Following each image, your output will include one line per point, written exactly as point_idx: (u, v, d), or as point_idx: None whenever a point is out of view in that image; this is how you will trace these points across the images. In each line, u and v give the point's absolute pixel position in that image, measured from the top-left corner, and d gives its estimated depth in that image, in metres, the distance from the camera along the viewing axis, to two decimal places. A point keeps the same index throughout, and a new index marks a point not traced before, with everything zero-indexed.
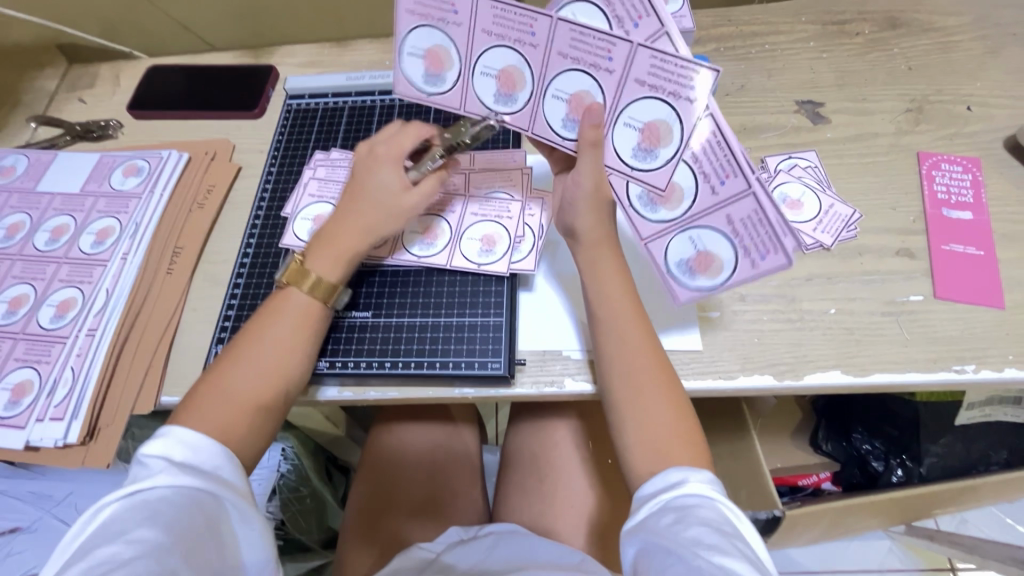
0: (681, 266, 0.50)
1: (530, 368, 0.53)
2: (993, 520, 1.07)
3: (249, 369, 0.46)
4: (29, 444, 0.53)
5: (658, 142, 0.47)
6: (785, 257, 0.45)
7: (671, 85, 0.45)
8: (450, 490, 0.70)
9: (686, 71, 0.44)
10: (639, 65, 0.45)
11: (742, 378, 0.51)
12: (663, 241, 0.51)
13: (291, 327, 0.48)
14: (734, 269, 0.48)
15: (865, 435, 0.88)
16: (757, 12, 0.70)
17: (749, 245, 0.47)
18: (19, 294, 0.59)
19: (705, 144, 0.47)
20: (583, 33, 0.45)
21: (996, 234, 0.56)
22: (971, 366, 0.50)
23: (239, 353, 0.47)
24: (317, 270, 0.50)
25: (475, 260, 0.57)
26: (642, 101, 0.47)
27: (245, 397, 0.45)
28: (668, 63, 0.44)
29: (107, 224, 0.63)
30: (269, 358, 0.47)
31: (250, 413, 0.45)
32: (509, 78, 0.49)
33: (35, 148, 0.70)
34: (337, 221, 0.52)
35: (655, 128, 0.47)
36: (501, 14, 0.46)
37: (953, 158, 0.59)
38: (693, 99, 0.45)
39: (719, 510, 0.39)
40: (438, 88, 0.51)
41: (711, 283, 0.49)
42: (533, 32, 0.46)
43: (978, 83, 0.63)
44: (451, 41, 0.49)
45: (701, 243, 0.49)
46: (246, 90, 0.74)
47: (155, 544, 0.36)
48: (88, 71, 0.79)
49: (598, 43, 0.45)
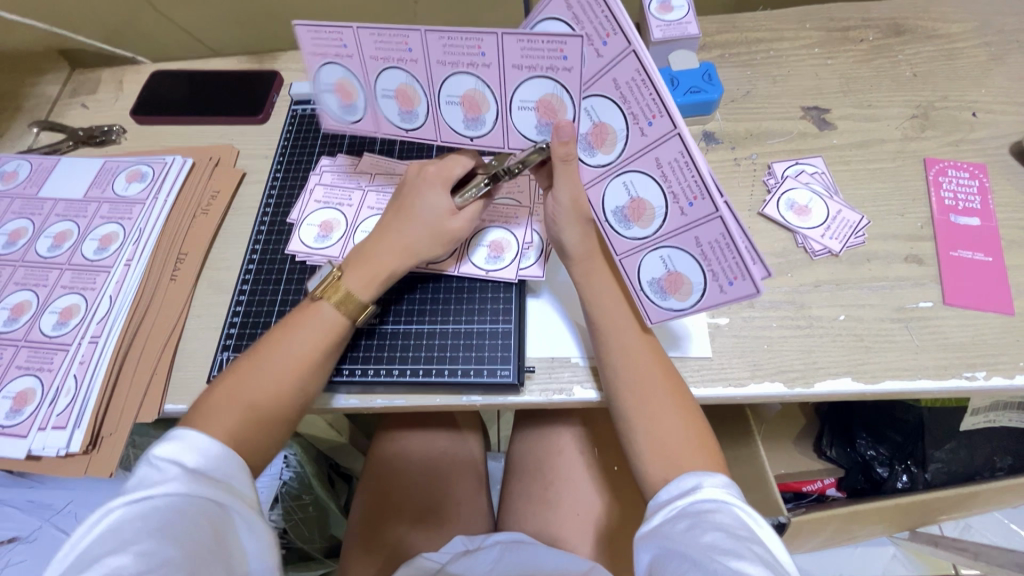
0: (653, 284, 0.48)
1: (538, 376, 0.53)
2: (998, 526, 1.07)
3: (268, 378, 0.46)
4: (31, 453, 0.52)
5: (602, 144, 0.46)
6: (753, 285, 0.42)
7: (636, 108, 0.43)
8: (456, 499, 0.69)
9: (652, 104, 0.42)
10: (623, 69, 0.42)
11: (752, 385, 0.51)
12: (636, 258, 0.49)
13: (316, 339, 0.48)
14: (702, 292, 0.46)
15: (870, 441, 0.88)
16: (762, 19, 0.70)
17: (717, 269, 0.44)
18: (21, 301, 0.59)
19: (670, 164, 0.44)
20: (643, 81, 0.42)
21: (1003, 240, 0.56)
22: (981, 373, 0.50)
23: (259, 358, 0.47)
24: (349, 287, 0.50)
25: (483, 266, 0.56)
26: (603, 101, 0.44)
27: (263, 407, 0.45)
28: (646, 88, 0.42)
29: (110, 230, 0.62)
30: (288, 369, 0.46)
31: (264, 423, 0.45)
32: (473, 101, 0.48)
33: (38, 154, 0.70)
34: (371, 242, 0.52)
35: (603, 131, 0.46)
36: (529, 46, 0.43)
37: (959, 164, 0.59)
38: (646, 133, 0.44)
39: (735, 515, 0.39)
40: (412, 125, 0.52)
41: (682, 306, 0.47)
42: (564, 56, 0.43)
43: (982, 90, 0.64)
44: (350, 74, 0.49)
45: (672, 264, 0.47)
46: (250, 96, 0.73)
47: (165, 555, 0.35)
48: (91, 76, 0.78)
49: (649, 101, 0.42)
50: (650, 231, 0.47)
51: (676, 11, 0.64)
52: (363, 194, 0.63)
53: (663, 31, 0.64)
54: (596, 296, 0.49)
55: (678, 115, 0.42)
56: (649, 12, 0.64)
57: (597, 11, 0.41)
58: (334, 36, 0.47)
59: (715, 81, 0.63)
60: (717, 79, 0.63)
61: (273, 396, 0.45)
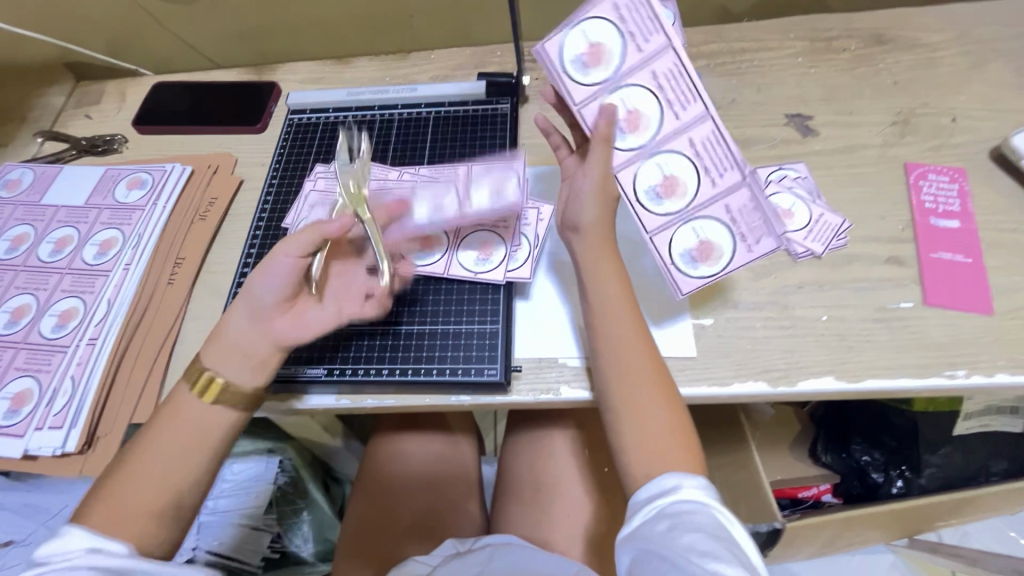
0: (685, 256, 0.51)
1: (525, 376, 0.54)
2: (996, 533, 1.06)
3: (160, 461, 0.43)
4: (27, 453, 0.53)
5: (635, 129, 0.50)
6: (778, 239, 0.49)
7: (671, 95, 0.49)
8: (448, 502, 0.70)
9: (688, 91, 0.49)
10: (662, 62, 0.49)
11: (736, 384, 0.51)
12: (668, 233, 0.51)
13: (200, 426, 0.44)
14: (733, 256, 0.50)
15: (864, 447, 0.88)
16: (747, 30, 0.72)
17: (745, 231, 0.49)
18: (22, 304, 0.60)
19: (701, 141, 0.50)
20: (680, 72, 0.49)
21: (983, 242, 0.57)
22: (961, 371, 0.50)
23: (143, 457, 0.43)
24: (211, 369, 0.45)
25: (472, 267, 0.58)
26: (639, 91, 0.50)
27: (153, 494, 0.42)
28: (683, 78, 0.49)
29: (110, 235, 0.64)
30: (178, 449, 0.43)
31: (160, 510, 0.42)
32: (498, 82, 0.51)
33: (42, 162, 0.72)
34: (223, 315, 0.47)
35: (638, 116, 0.50)
36: None
37: (939, 168, 0.61)
38: (679, 118, 0.50)
39: (713, 516, 0.40)
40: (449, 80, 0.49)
41: (711, 273, 0.51)
42: None
43: (962, 97, 0.65)
44: None
45: (704, 234, 0.50)
46: (248, 105, 0.75)
47: None
48: (95, 87, 0.81)
49: (684, 88, 0.49)
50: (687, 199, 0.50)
51: None
52: None
53: None
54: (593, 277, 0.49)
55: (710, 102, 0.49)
56: None
57: (642, 14, 0.49)
58: None
59: None
60: None
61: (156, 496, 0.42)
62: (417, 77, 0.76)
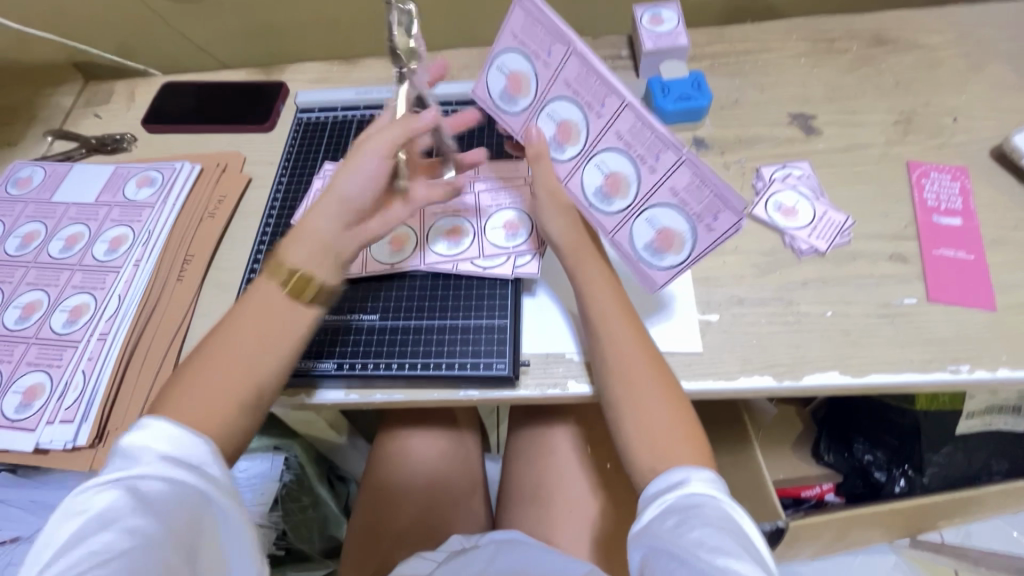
0: (648, 247, 0.51)
1: (533, 371, 0.54)
2: (999, 533, 1.06)
3: (219, 366, 0.44)
4: (38, 446, 0.53)
5: (569, 138, 0.50)
6: (735, 213, 0.46)
7: (589, 96, 0.48)
8: (456, 500, 0.70)
9: (602, 87, 0.47)
10: (570, 68, 0.48)
11: (742, 379, 0.52)
12: (626, 229, 0.51)
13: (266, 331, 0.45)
14: (693, 240, 0.49)
15: (866, 446, 0.88)
16: (750, 31, 0.73)
17: (699, 211, 0.48)
18: (33, 300, 0.61)
19: (629, 131, 0.48)
20: (589, 71, 0.47)
21: (985, 240, 0.57)
22: (965, 366, 0.51)
23: (218, 356, 0.45)
24: (296, 263, 0.46)
25: (504, 244, 0.58)
26: (564, 100, 0.49)
27: (221, 397, 0.43)
28: (593, 75, 0.47)
29: (120, 232, 0.64)
30: (244, 354, 0.45)
31: (220, 414, 0.43)
32: (517, 81, 0.50)
33: (52, 161, 0.72)
34: (308, 212, 0.47)
35: (569, 126, 0.50)
36: (530, 26, 0.48)
37: (941, 167, 0.61)
38: (603, 115, 0.48)
39: (722, 510, 0.40)
40: (508, 107, 0.52)
41: (678, 260, 0.50)
42: (548, 52, 0.48)
43: (963, 97, 0.66)
44: (524, 61, 0.49)
45: (659, 222, 0.50)
46: (257, 105, 0.76)
47: (148, 532, 0.37)
48: (103, 87, 0.81)
49: (598, 86, 0.47)
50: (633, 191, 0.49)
51: (667, 23, 0.68)
52: None
53: (654, 42, 0.67)
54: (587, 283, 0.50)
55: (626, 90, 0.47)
56: (640, 25, 0.68)
57: (538, 29, 0.48)
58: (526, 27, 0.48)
59: (704, 89, 0.65)
60: (706, 87, 0.65)
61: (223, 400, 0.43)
62: None
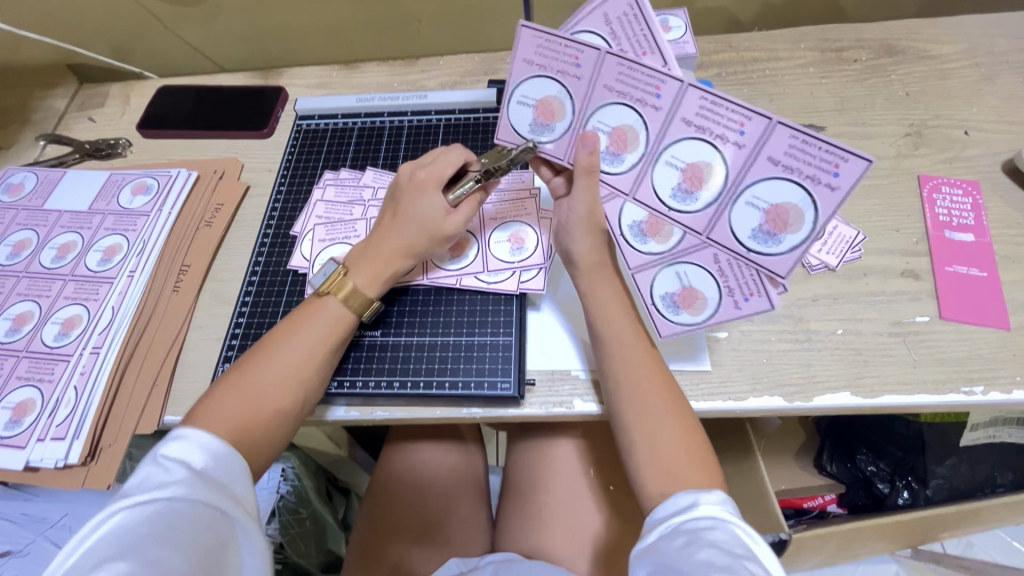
0: (667, 299, 0.51)
1: (538, 389, 0.53)
2: (1001, 544, 1.06)
3: (274, 377, 0.46)
4: (28, 464, 0.52)
5: (699, 184, 0.47)
6: (769, 301, 0.48)
7: (719, 128, 0.45)
8: (460, 517, 0.68)
9: (733, 116, 0.44)
10: (687, 104, 0.45)
11: (751, 399, 0.51)
12: (649, 273, 0.52)
13: (326, 330, 0.49)
14: (716, 306, 0.50)
15: (870, 457, 0.86)
16: (757, 39, 0.72)
17: (734, 285, 0.49)
18: (24, 312, 0.59)
19: (787, 154, 0.43)
20: (712, 103, 0.44)
21: (998, 256, 0.56)
22: (979, 387, 0.50)
23: (272, 356, 0.47)
24: (356, 283, 0.51)
25: (508, 259, 0.57)
26: (686, 141, 0.46)
27: (269, 401, 0.45)
28: (720, 106, 0.44)
29: (114, 241, 0.63)
30: (298, 367, 0.47)
31: (267, 420, 0.45)
32: (547, 108, 0.49)
33: (44, 166, 0.70)
34: (369, 245, 0.53)
35: (697, 170, 0.46)
36: (627, 73, 0.45)
37: (953, 181, 0.60)
38: (741, 144, 0.45)
39: (731, 532, 0.39)
40: (541, 137, 0.50)
41: (694, 320, 0.50)
42: (657, 95, 0.46)
43: (974, 109, 0.65)
44: (565, 93, 0.48)
45: (687, 280, 0.51)
46: (255, 111, 0.74)
47: (165, 561, 0.35)
48: (99, 90, 0.80)
49: (728, 115, 0.44)
50: (805, 234, 0.44)
51: (675, 30, 0.65)
52: (364, 208, 0.63)
53: None
54: (600, 306, 0.49)
55: (870, 159, 0.40)
56: None
57: (557, 45, 0.46)
58: (570, 52, 0.46)
59: None
60: None
61: (272, 396, 0.46)
62: (426, 83, 0.75)
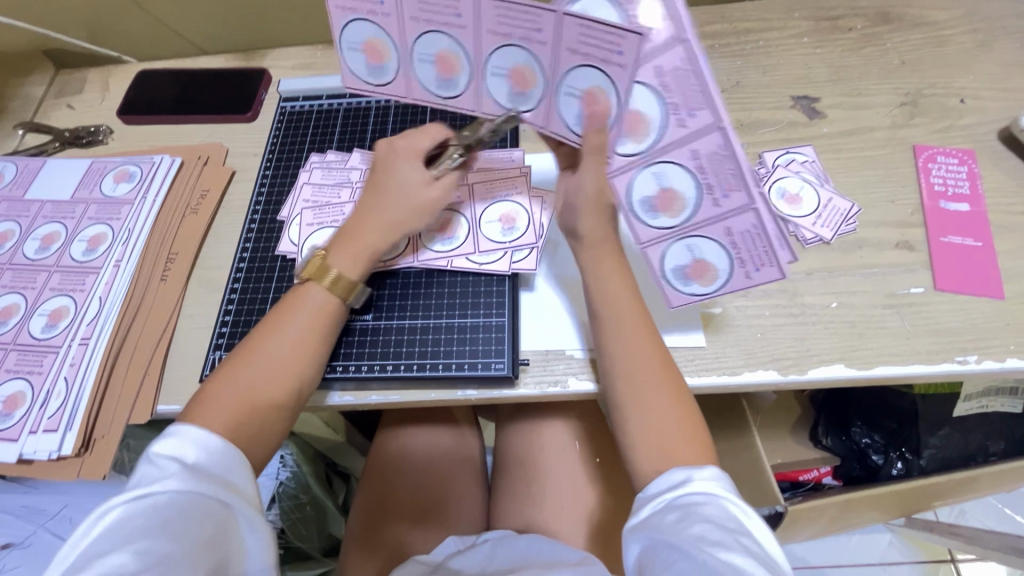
0: (676, 272, 0.51)
1: (533, 369, 0.53)
2: (993, 510, 1.08)
3: (265, 370, 0.46)
4: (23, 456, 0.52)
5: (641, 128, 0.46)
6: (779, 270, 0.47)
7: (602, 52, 0.43)
8: (456, 498, 0.68)
9: (611, 36, 0.42)
10: (568, 35, 0.43)
11: (746, 374, 0.51)
12: (660, 247, 0.50)
13: (313, 318, 0.48)
14: (727, 277, 0.49)
15: (864, 429, 0.87)
16: (750, 9, 0.70)
17: (746, 257, 0.48)
18: (10, 304, 0.58)
19: (707, 157, 0.45)
20: (590, 28, 0.42)
21: (992, 226, 0.56)
22: (972, 357, 0.50)
23: (260, 349, 0.46)
24: (337, 267, 0.50)
25: (500, 239, 0.57)
26: (579, 70, 0.44)
27: (264, 395, 0.45)
28: (596, 30, 0.42)
29: (99, 231, 0.62)
30: (283, 361, 0.46)
31: (261, 414, 0.45)
32: (446, 62, 0.48)
33: (24, 156, 0.69)
34: (350, 223, 0.52)
35: (671, 196, 0.48)
36: (506, 13, 0.43)
37: (948, 150, 0.60)
38: (624, 64, 0.43)
39: (724, 507, 0.39)
40: (450, 91, 0.50)
41: (705, 290, 0.51)
42: (539, 30, 0.43)
43: (970, 77, 0.64)
44: (458, 45, 0.47)
45: (698, 253, 0.49)
46: (238, 94, 0.73)
47: (162, 552, 0.36)
48: (76, 76, 0.77)
49: (606, 36, 0.42)
50: (679, 220, 0.49)
51: None
52: (352, 190, 0.62)
53: None
54: (605, 292, 0.48)
55: (757, 198, 0.45)
56: None
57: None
58: (448, 3, 0.44)
59: None
60: None
61: (265, 390, 0.45)
62: None
